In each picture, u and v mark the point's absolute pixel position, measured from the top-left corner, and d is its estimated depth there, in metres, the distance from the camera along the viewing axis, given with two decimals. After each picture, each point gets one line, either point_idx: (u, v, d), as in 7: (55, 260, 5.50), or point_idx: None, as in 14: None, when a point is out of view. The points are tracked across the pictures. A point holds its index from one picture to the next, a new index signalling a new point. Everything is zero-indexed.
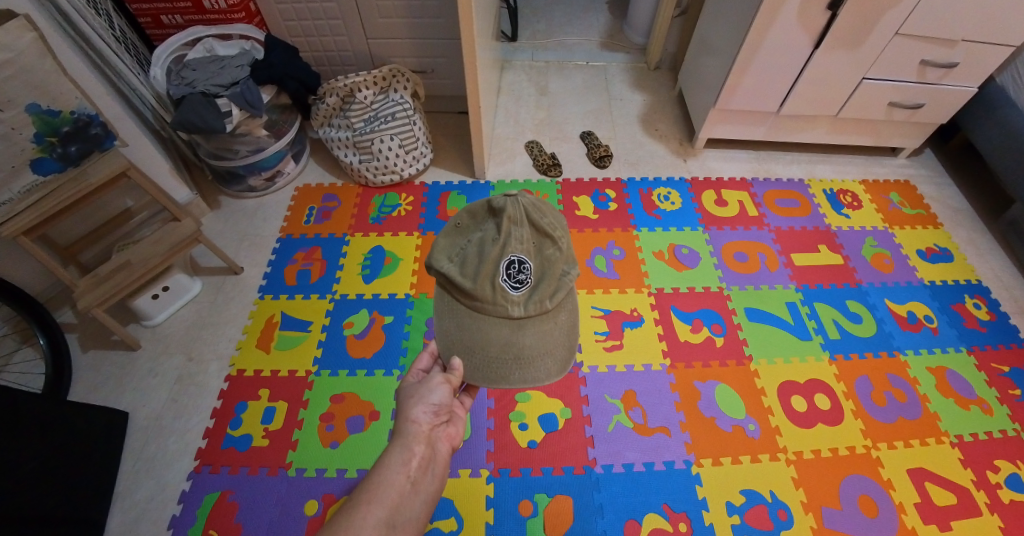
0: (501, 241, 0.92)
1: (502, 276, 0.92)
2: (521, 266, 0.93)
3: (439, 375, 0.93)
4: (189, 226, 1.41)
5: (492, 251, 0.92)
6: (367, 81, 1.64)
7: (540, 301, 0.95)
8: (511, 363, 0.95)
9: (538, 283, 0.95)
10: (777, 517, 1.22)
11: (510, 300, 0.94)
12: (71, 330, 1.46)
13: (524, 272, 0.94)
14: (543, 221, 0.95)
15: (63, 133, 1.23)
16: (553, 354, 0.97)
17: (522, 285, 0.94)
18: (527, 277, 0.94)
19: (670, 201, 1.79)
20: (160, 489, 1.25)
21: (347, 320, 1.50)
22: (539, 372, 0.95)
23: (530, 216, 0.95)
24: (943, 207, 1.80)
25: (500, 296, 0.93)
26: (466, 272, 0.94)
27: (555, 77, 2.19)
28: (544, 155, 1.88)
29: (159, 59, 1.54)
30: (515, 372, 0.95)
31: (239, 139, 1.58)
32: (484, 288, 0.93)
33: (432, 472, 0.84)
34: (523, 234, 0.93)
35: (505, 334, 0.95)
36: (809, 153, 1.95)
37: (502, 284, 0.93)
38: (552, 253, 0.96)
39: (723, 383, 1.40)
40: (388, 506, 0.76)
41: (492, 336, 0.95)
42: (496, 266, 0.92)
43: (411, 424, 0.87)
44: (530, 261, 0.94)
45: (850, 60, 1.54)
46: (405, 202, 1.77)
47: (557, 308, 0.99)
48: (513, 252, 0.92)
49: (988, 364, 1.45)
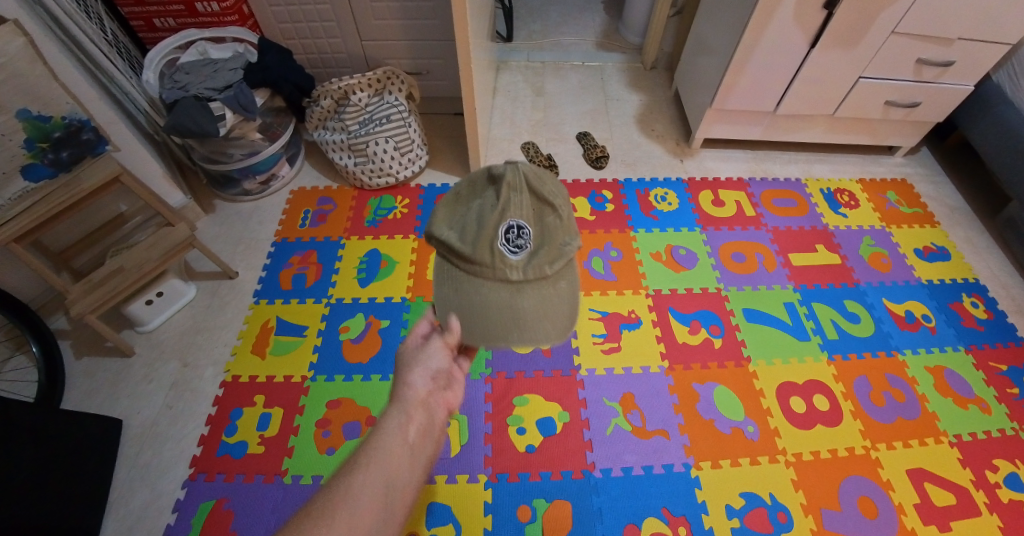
0: (501, 207, 0.91)
1: (502, 241, 0.91)
2: (521, 231, 0.92)
3: (437, 338, 0.86)
4: (183, 231, 1.40)
5: (492, 217, 0.91)
6: (362, 83, 1.63)
7: (539, 266, 0.93)
8: (510, 327, 0.93)
9: (537, 249, 0.94)
10: (777, 520, 1.22)
11: (510, 265, 0.92)
12: (65, 337, 1.46)
13: (524, 237, 0.92)
14: (543, 189, 0.94)
15: (55, 139, 1.22)
16: (553, 318, 0.95)
17: (521, 250, 0.93)
18: (526, 243, 0.93)
19: (667, 202, 1.78)
20: (155, 497, 1.24)
21: (343, 325, 1.50)
22: (539, 335, 0.94)
23: (530, 183, 0.94)
24: (940, 205, 1.80)
25: (501, 260, 0.92)
26: (466, 239, 0.93)
27: (551, 78, 2.18)
28: (540, 157, 1.88)
29: (152, 63, 1.53)
30: (515, 335, 0.94)
31: (233, 143, 1.57)
32: (483, 253, 0.92)
33: (433, 439, 0.74)
34: (522, 200, 0.92)
35: (505, 298, 0.93)
36: (806, 152, 1.94)
37: (502, 249, 0.92)
38: (552, 221, 0.94)
39: (721, 385, 1.40)
40: (386, 476, 0.66)
41: (491, 299, 0.93)
42: (495, 231, 0.91)
43: (407, 389, 0.78)
44: (530, 228, 0.93)
45: (846, 59, 1.54)
46: (400, 204, 1.76)
47: (557, 275, 0.97)
48: (513, 217, 0.91)
49: (986, 363, 1.45)
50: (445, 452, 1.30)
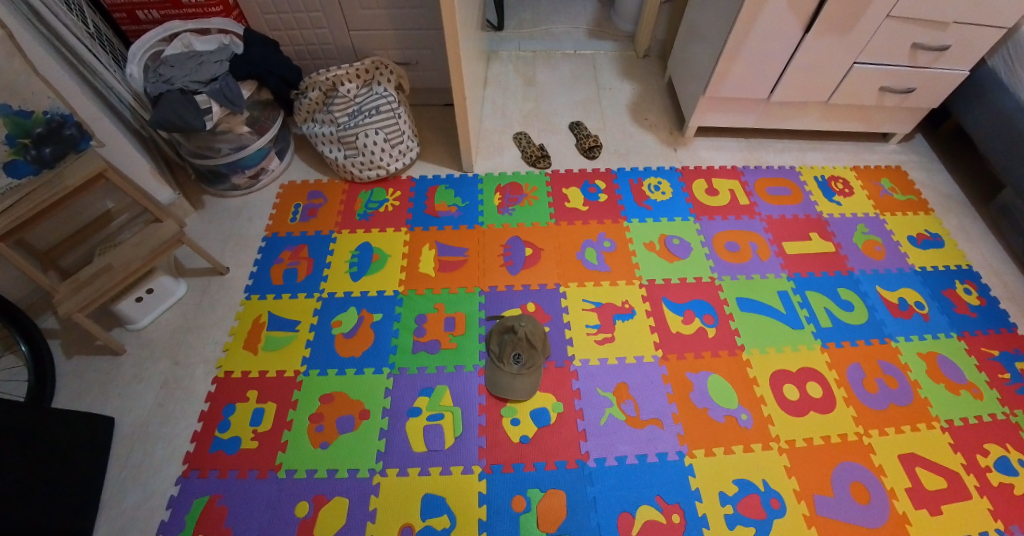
0: (515, 342, 1.35)
1: (511, 359, 1.36)
2: (520, 354, 1.36)
3: None
4: (171, 228, 1.38)
5: (509, 345, 1.36)
6: (350, 74, 1.61)
7: (527, 372, 1.35)
8: (499, 389, 1.35)
9: (527, 365, 1.35)
10: (770, 506, 1.22)
11: (511, 371, 1.35)
12: (54, 336, 1.45)
13: (521, 357, 1.36)
14: (535, 334, 1.37)
15: (36, 134, 1.23)
16: (522, 390, 1.34)
17: (519, 362, 1.36)
18: (522, 359, 1.36)
19: (660, 191, 1.77)
20: (148, 497, 1.24)
21: (336, 319, 1.49)
22: (511, 392, 1.34)
23: (530, 330, 1.37)
24: (934, 193, 1.80)
25: (507, 367, 1.36)
26: (497, 348, 1.39)
27: (542, 67, 2.16)
28: (532, 147, 1.86)
29: (135, 56, 1.49)
30: (501, 390, 1.34)
31: (220, 137, 1.55)
32: (502, 359, 1.37)
33: None
34: (524, 340, 1.35)
35: (505, 380, 1.35)
36: (800, 140, 1.93)
37: (511, 361, 1.36)
38: (535, 352, 1.36)
39: (714, 373, 1.40)
40: None
41: (497, 377, 1.36)
42: (508, 353, 1.36)
43: None
44: (525, 353, 1.36)
45: (840, 45, 1.52)
46: (392, 197, 1.75)
47: (530, 375, 1.35)
48: (518, 348, 1.36)
49: (978, 348, 1.46)
50: (440, 444, 1.30)
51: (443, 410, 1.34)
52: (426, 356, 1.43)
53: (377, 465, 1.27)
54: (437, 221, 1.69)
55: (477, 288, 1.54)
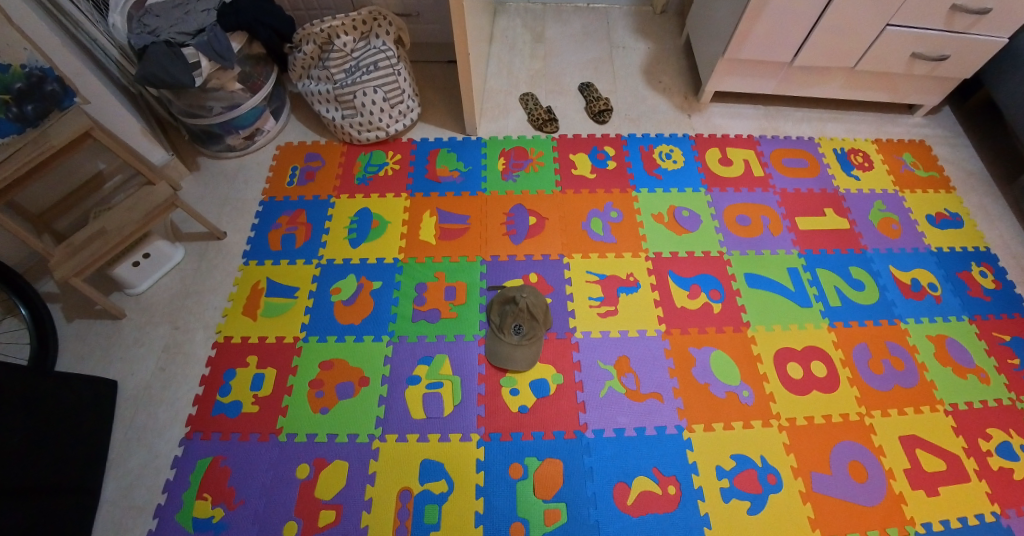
0: (517, 313, 1.33)
1: (512, 328, 1.35)
2: (521, 326, 1.34)
3: None
4: (164, 191, 1.34)
5: (511, 317, 1.34)
6: (346, 25, 1.50)
7: (524, 343, 1.33)
8: (499, 357, 1.33)
9: (526, 337, 1.34)
10: (766, 481, 1.23)
11: (510, 340, 1.34)
12: (54, 300, 1.43)
13: (522, 328, 1.34)
14: (538, 308, 1.34)
15: (16, 90, 1.17)
16: (519, 360, 1.32)
17: (520, 333, 1.34)
18: (523, 331, 1.34)
19: (672, 159, 1.70)
20: (153, 457, 1.25)
21: (335, 286, 1.47)
22: (509, 361, 1.33)
23: (534, 305, 1.34)
24: (957, 169, 1.72)
25: (507, 337, 1.34)
26: (500, 317, 1.37)
27: (552, 22, 2.04)
28: (539, 109, 1.77)
29: (118, 5, 1.40)
30: (500, 356, 1.33)
31: (211, 95, 1.48)
32: (503, 328, 1.35)
33: None
34: (524, 312, 1.33)
35: (505, 348, 1.34)
36: (820, 109, 1.84)
37: (511, 331, 1.35)
38: (534, 326, 1.34)
39: (718, 349, 1.38)
40: None
41: (498, 345, 1.34)
42: (508, 322, 1.35)
43: None
44: (525, 324, 1.34)
45: (872, 5, 1.41)
46: (392, 160, 1.69)
47: (528, 347, 1.33)
48: (519, 319, 1.34)
49: (988, 333, 1.43)
50: (439, 412, 1.30)
51: (442, 379, 1.34)
52: (426, 325, 1.41)
53: (377, 431, 1.28)
54: (438, 187, 1.64)
55: (478, 257, 1.51)
